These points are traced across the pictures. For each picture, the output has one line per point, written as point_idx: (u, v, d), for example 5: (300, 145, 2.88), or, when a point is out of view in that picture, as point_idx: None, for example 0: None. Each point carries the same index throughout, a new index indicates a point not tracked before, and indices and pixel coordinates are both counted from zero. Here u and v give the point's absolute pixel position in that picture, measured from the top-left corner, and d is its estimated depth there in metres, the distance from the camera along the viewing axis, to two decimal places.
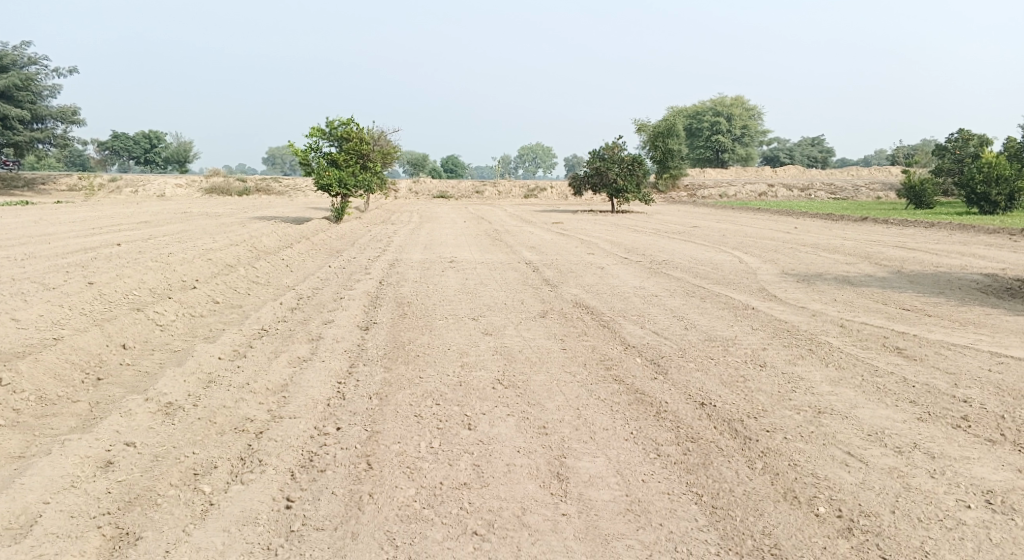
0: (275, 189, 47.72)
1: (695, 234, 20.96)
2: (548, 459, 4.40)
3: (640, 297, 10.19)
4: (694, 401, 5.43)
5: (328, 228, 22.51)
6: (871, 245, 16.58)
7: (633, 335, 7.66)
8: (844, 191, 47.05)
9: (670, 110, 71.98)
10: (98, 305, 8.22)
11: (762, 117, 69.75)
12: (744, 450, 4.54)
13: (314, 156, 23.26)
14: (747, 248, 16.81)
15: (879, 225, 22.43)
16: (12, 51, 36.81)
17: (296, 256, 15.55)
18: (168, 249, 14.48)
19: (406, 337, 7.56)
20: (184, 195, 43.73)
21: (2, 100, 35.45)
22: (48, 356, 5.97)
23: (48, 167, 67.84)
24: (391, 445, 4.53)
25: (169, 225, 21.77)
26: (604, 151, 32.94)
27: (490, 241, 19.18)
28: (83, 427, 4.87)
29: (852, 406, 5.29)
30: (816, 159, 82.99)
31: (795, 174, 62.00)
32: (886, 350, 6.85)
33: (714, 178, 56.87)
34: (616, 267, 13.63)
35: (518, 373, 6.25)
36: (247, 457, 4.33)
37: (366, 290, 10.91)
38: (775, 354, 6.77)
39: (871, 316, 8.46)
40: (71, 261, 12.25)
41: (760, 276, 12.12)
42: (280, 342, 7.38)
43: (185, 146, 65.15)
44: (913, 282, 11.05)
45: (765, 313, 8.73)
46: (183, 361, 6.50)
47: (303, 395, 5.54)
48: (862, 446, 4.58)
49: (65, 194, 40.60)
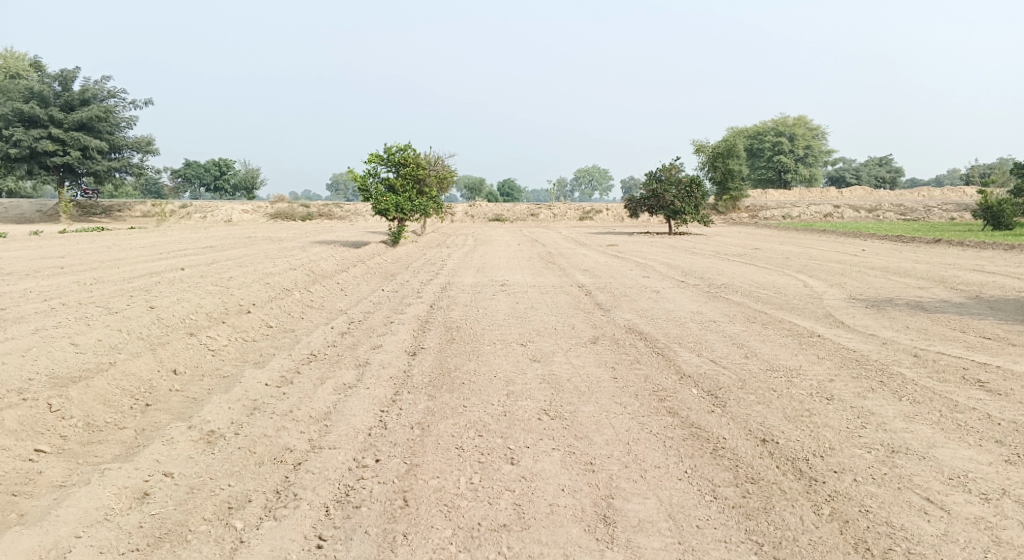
0: (336, 213, 48.96)
1: (755, 256, 20.30)
2: (594, 499, 4.13)
3: (697, 323, 9.79)
4: (754, 437, 5.07)
5: (384, 251, 22.82)
6: (947, 269, 15.63)
7: (688, 364, 7.30)
8: (915, 212, 45.00)
9: (730, 130, 70.75)
10: (156, 329, 8.40)
11: (826, 137, 67.79)
12: (809, 494, 4.16)
13: (371, 182, 23.67)
14: (812, 271, 16.08)
15: (955, 247, 21.24)
16: (94, 85, 38.97)
17: (351, 279, 15.72)
18: (228, 273, 14.82)
19: (453, 363, 7.40)
20: (249, 220, 45.30)
21: (84, 132, 37.56)
22: (99, 382, 6.07)
23: (127, 194, 71.70)
24: (429, 481, 4.35)
25: (232, 250, 22.41)
26: (661, 173, 32.43)
27: (543, 264, 19.02)
28: (126, 455, 4.89)
29: (930, 446, 4.82)
30: (884, 180, 79.98)
31: (862, 195, 59.72)
32: (967, 383, 6.29)
33: (775, 200, 55.27)
34: (673, 291, 13.24)
35: (566, 403, 5.99)
36: (282, 491, 4.23)
37: (417, 315, 10.86)
38: (842, 386, 6.29)
39: (948, 345, 7.85)
40: (135, 285, 12.63)
41: (825, 301, 11.52)
42: (328, 368, 7.33)
43: (252, 174, 67.78)
44: (995, 309, 10.25)
45: (831, 341, 8.21)
46: (231, 387, 6.51)
47: (345, 424, 5.43)
48: (943, 492, 4.13)
49: (139, 220, 42.66)
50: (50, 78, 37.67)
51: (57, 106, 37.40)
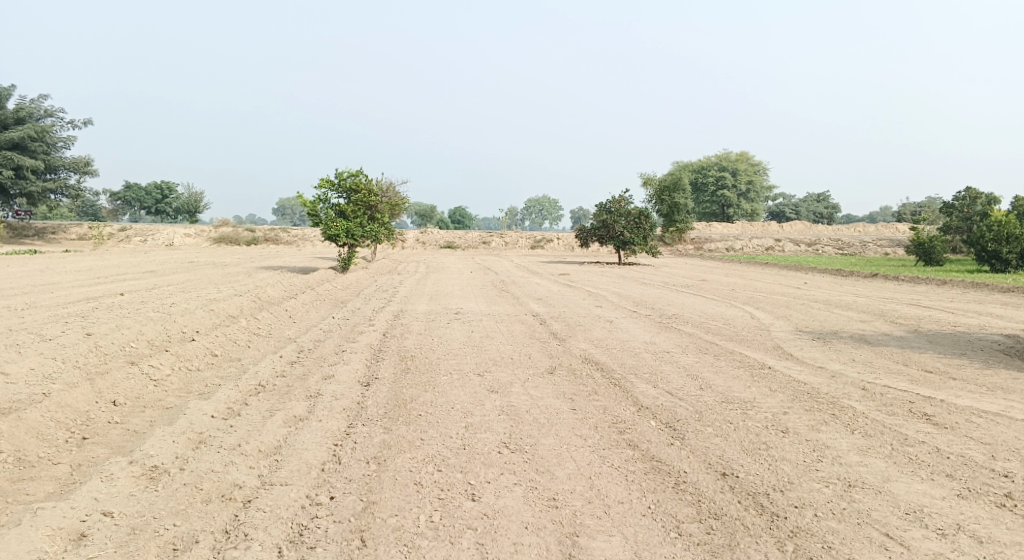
0: (284, 239, 48.01)
1: (704, 288, 20.73)
2: (559, 537, 4.05)
3: (652, 354, 9.87)
4: (714, 471, 5.08)
5: (334, 278, 22.40)
6: (886, 302, 16.27)
7: (646, 396, 7.31)
8: (852, 247, 46.96)
9: (676, 165, 72.82)
10: (94, 357, 7.97)
11: (767, 174, 70.49)
12: (771, 529, 4.18)
13: (322, 207, 23.29)
14: (759, 303, 16.50)
15: (890, 281, 22.18)
16: (29, 104, 37.51)
17: (300, 307, 15.32)
18: (171, 299, 14.25)
19: (409, 394, 7.23)
20: (192, 244, 43.98)
21: (17, 151, 35.99)
22: (32, 415, 5.69)
23: (61, 216, 68.86)
24: (388, 519, 4.19)
25: (175, 275, 21.61)
26: (611, 204, 33.00)
27: (497, 293, 18.98)
28: (60, 493, 4.56)
29: (884, 480, 4.92)
30: (822, 216, 83.43)
31: (801, 230, 62.07)
32: (914, 416, 6.47)
33: (720, 233, 56.87)
34: (626, 321, 13.36)
35: (526, 435, 5.90)
36: (231, 531, 4.00)
37: (369, 343, 10.62)
38: (796, 419, 6.39)
39: (893, 378, 8.10)
40: (71, 311, 12.01)
41: (774, 333, 11.79)
42: (277, 399, 7.06)
43: (196, 197, 66.10)
44: (933, 343, 10.67)
45: (782, 373, 8.38)
46: (175, 420, 6.19)
47: (297, 459, 5.21)
48: (901, 528, 4.21)
49: (74, 243, 40.89)
50: None
51: None
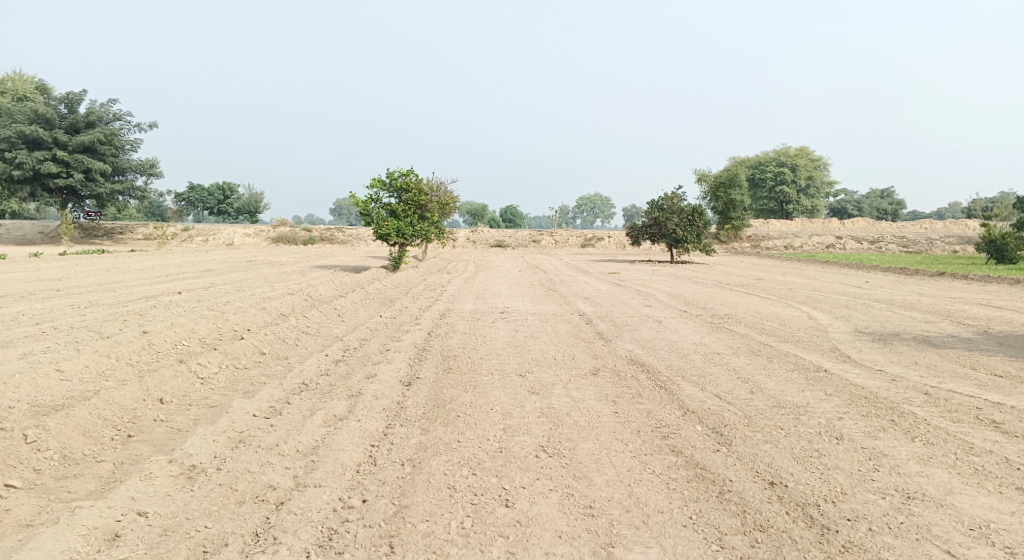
0: (338, 238, 48.96)
1: (759, 287, 20.09)
2: (593, 548, 3.89)
3: (701, 355, 9.56)
4: (762, 480, 4.82)
5: (384, 277, 22.64)
6: (953, 302, 15.44)
7: (692, 399, 7.05)
8: (917, 244, 44.93)
9: (732, 160, 71.13)
10: (146, 355, 8.18)
11: (828, 169, 68.16)
12: (821, 544, 3.92)
13: (374, 207, 23.53)
14: (816, 303, 15.87)
15: (959, 280, 21.07)
16: (100, 109, 39.22)
17: (349, 305, 15.51)
18: (225, 297, 14.62)
19: (449, 395, 7.16)
20: (251, 244, 45.27)
21: (88, 154, 37.71)
22: (80, 411, 5.86)
23: (131, 216, 72.08)
24: (418, 524, 4.12)
25: (232, 273, 22.29)
26: (663, 202, 32.37)
27: (544, 292, 18.81)
28: (100, 491, 4.68)
29: (947, 492, 4.58)
30: (885, 212, 80.21)
31: (864, 226, 59.75)
32: (982, 424, 6.04)
33: (777, 230, 55.28)
34: (675, 322, 13.01)
35: (565, 439, 5.74)
36: (261, 535, 4.02)
37: (414, 342, 10.61)
38: (852, 425, 6.04)
39: (960, 383, 7.61)
40: (130, 309, 12.47)
41: (832, 334, 11.28)
42: (319, 398, 7.09)
43: (256, 198, 68.17)
44: (1004, 345, 10.01)
45: (838, 377, 7.95)
46: (217, 418, 6.28)
47: (333, 460, 5.19)
48: (964, 545, 3.89)
49: (141, 243, 42.61)
50: (56, 101, 37.95)
51: (62, 128, 37.59)
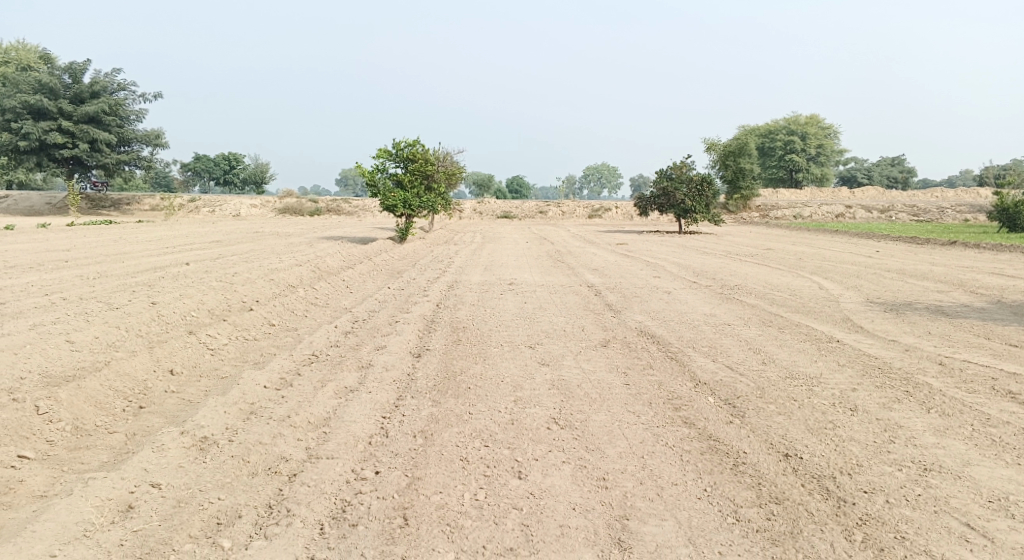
0: (344, 209, 48.83)
1: (768, 257, 19.93)
2: (607, 521, 3.86)
3: (711, 326, 9.49)
4: (776, 452, 4.77)
5: (391, 247, 22.57)
6: (966, 271, 15.26)
7: (704, 370, 7.00)
8: (929, 213, 44.46)
9: (741, 129, 70.24)
10: (156, 326, 8.17)
11: (838, 137, 67.28)
12: (838, 516, 3.88)
13: (380, 177, 23.36)
14: (827, 273, 15.72)
15: (970, 249, 20.85)
16: (104, 78, 38.91)
17: (357, 276, 15.48)
18: (234, 268, 14.59)
19: (459, 366, 7.13)
20: (257, 214, 45.21)
21: (93, 124, 37.52)
22: (91, 383, 5.87)
23: (137, 187, 71.97)
24: (431, 496, 4.10)
25: (239, 244, 22.26)
26: (672, 171, 32.01)
27: (552, 263, 18.72)
28: (113, 463, 4.69)
29: (965, 464, 4.52)
30: (895, 180, 79.31)
31: (874, 196, 59.17)
32: (998, 395, 5.96)
33: (786, 199, 54.69)
34: (684, 292, 12.92)
35: (577, 411, 5.71)
36: (274, 507, 4.01)
37: (422, 314, 10.58)
38: (866, 396, 5.97)
39: (974, 352, 7.53)
40: (139, 280, 12.45)
41: (843, 305, 11.18)
42: (329, 369, 7.08)
43: (262, 168, 67.94)
44: (1019, 315, 9.88)
45: (851, 347, 7.88)
46: (228, 390, 6.27)
47: (345, 432, 5.18)
48: (984, 518, 3.83)
49: (148, 214, 42.64)
50: (60, 71, 37.63)
51: (66, 98, 37.35)
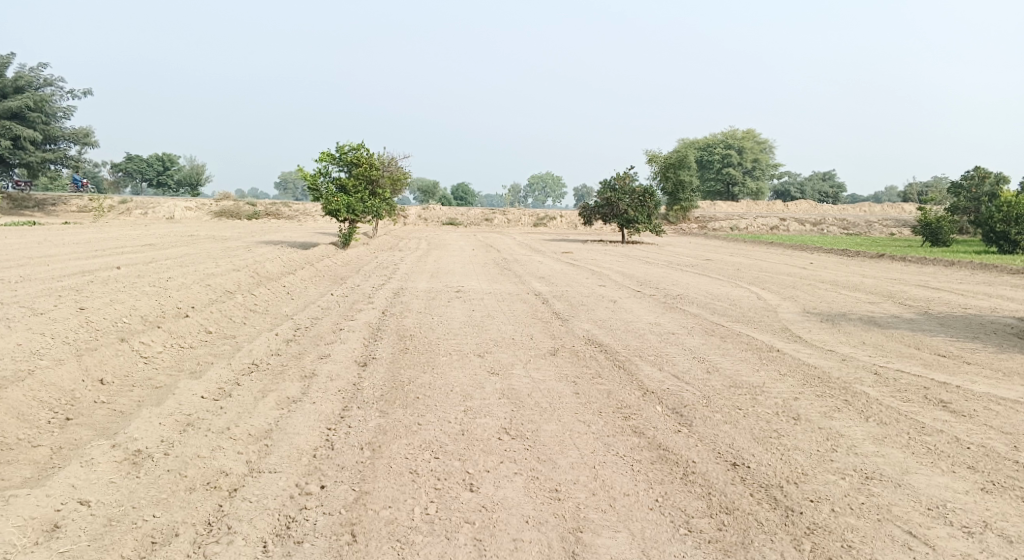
0: (285, 213, 47.67)
1: (709, 267, 20.43)
2: (562, 534, 3.82)
3: (657, 335, 9.61)
4: (724, 461, 4.84)
5: (334, 253, 22.11)
6: (893, 283, 16.01)
7: (651, 379, 7.08)
8: (857, 226, 46.58)
9: (681, 142, 72.11)
10: (84, 332, 7.73)
11: (773, 152, 69.83)
12: (786, 526, 3.95)
13: (323, 181, 22.87)
14: (765, 283, 16.20)
15: (897, 262, 21.89)
16: (28, 73, 36.96)
17: (298, 282, 15.08)
18: (168, 273, 13.99)
19: (407, 376, 6.98)
20: (193, 218, 43.64)
21: (16, 120, 35.56)
22: (13, 393, 5.48)
23: (63, 186, 68.42)
24: (381, 511, 3.97)
25: (174, 248, 21.41)
26: (615, 181, 32.50)
27: (498, 271, 18.68)
28: (36, 479, 4.37)
29: (903, 472, 4.68)
30: (826, 195, 82.74)
31: (807, 209, 61.60)
32: (930, 403, 6.22)
33: (725, 211, 56.32)
34: (630, 301, 13.08)
35: (528, 421, 5.66)
36: (214, 524, 3.81)
37: (368, 321, 10.36)
38: (808, 405, 6.14)
39: (906, 362, 7.86)
40: (66, 284, 11.79)
41: (782, 315, 11.53)
42: (271, 379, 6.82)
43: (198, 170, 65.63)
44: (945, 326, 10.40)
45: (791, 357, 8.11)
46: (163, 400, 5.97)
47: (288, 444, 4.98)
48: (924, 525, 3.97)
49: (75, 215, 40.58)
50: None
51: None
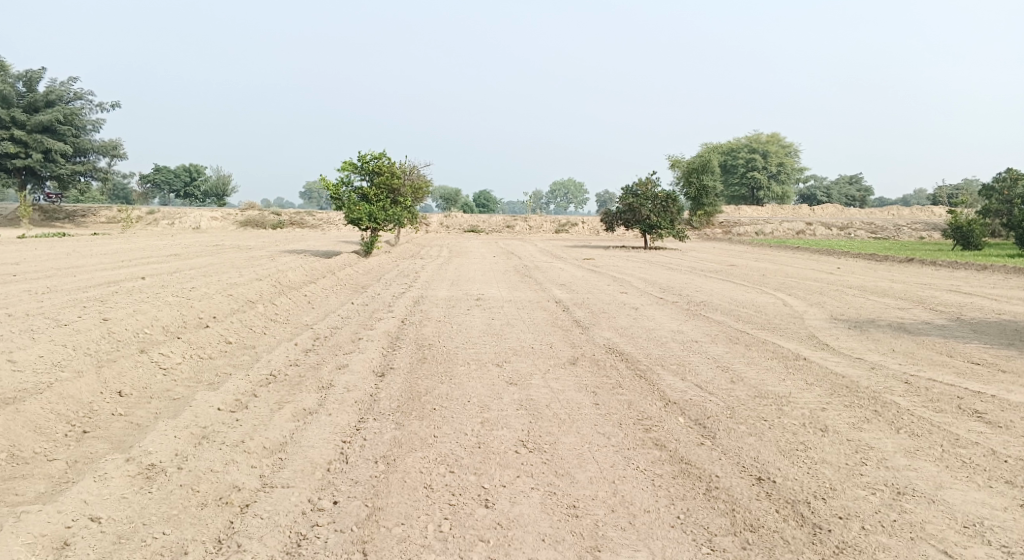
0: (309, 222, 48.09)
1: (733, 273, 20.14)
2: (578, 553, 3.69)
3: (679, 343, 9.42)
4: (749, 475, 4.67)
5: (355, 262, 22.20)
6: (924, 288, 15.59)
7: (673, 389, 6.91)
8: (885, 230, 45.69)
9: (704, 147, 71.50)
10: (105, 344, 7.77)
11: (798, 155, 68.93)
12: (814, 545, 3.78)
13: (344, 190, 23.02)
14: (790, 289, 15.90)
15: (927, 266, 21.36)
16: (60, 88, 37.79)
17: (319, 292, 15.10)
18: (191, 283, 14.12)
19: (424, 387, 6.90)
20: (218, 227, 44.21)
21: (47, 134, 36.37)
22: (32, 407, 5.51)
23: (94, 198, 69.82)
24: (392, 528, 3.88)
25: (198, 258, 21.62)
26: (637, 187, 32.24)
27: (519, 278, 18.58)
28: (51, 493, 4.36)
29: (937, 487, 4.47)
30: (853, 199, 81.42)
31: (833, 213, 60.63)
32: (965, 414, 5.98)
33: (748, 216, 55.69)
34: (652, 308, 12.88)
35: (545, 433, 5.54)
36: (224, 541, 3.75)
37: (386, 331, 10.31)
38: (836, 416, 5.93)
39: (939, 370, 7.58)
40: (90, 295, 11.92)
41: (808, 321, 11.26)
42: (288, 390, 6.78)
43: (224, 180, 66.53)
44: (979, 332, 10.06)
45: (818, 365, 7.88)
46: (180, 412, 5.95)
47: (302, 458, 4.92)
48: (961, 544, 3.77)
49: (104, 226, 41.38)
50: (14, 78, 36.47)
51: (20, 107, 36.17)
